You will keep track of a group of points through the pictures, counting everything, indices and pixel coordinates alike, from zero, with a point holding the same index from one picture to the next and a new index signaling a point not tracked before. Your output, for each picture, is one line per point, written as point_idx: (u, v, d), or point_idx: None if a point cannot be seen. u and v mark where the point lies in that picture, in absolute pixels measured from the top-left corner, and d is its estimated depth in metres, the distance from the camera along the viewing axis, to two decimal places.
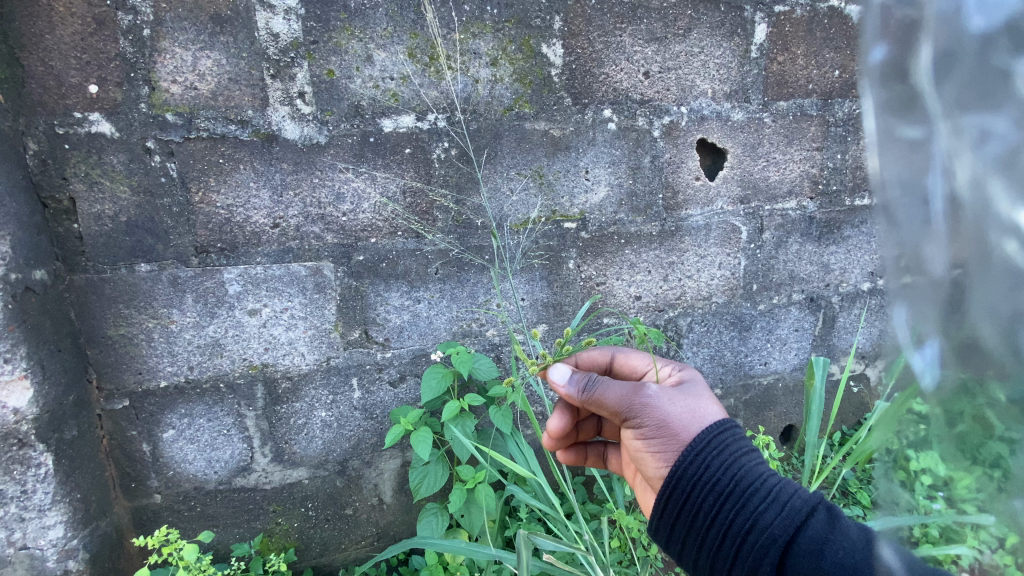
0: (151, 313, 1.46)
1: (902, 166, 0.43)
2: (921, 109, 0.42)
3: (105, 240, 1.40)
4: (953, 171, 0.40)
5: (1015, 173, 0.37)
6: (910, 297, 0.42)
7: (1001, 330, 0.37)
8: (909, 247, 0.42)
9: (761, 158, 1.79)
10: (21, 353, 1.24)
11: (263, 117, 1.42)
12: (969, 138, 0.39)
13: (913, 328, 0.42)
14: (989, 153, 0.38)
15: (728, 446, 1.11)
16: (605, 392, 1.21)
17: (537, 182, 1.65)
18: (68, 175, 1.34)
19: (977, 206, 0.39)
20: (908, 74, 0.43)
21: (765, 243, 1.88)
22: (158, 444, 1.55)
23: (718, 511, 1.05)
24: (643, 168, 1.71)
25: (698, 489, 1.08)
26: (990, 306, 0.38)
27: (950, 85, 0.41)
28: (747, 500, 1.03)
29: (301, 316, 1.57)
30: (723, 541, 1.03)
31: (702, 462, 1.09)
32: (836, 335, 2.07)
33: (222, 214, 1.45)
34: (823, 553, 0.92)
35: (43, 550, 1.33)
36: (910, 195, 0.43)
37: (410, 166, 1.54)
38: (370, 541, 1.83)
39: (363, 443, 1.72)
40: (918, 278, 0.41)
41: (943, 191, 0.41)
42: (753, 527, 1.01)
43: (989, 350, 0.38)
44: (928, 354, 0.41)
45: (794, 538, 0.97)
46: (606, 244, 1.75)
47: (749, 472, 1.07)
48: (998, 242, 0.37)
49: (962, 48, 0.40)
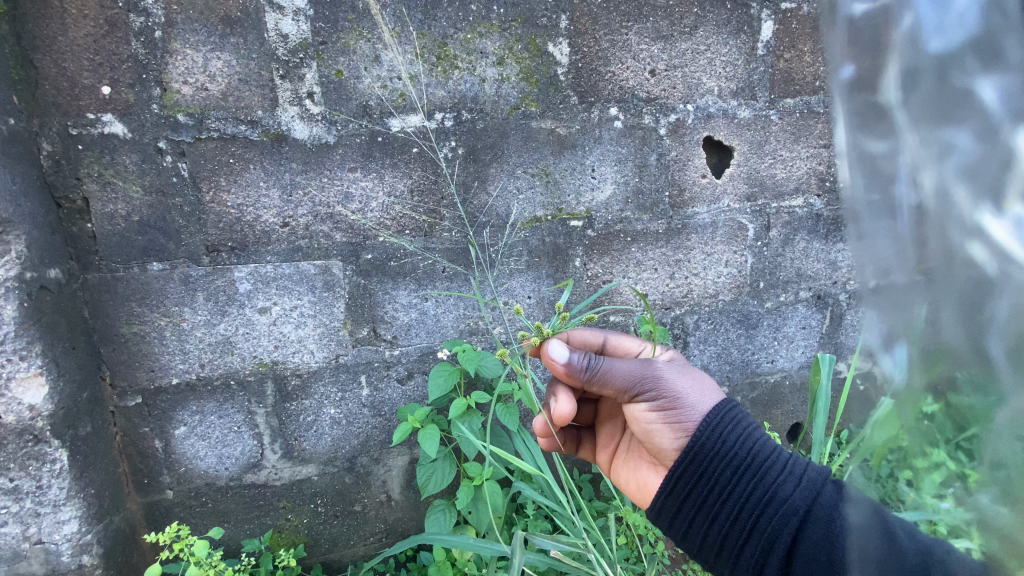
0: (163, 311, 1.48)
1: (871, 177, 0.43)
2: (889, 123, 0.41)
3: (118, 239, 1.42)
4: (918, 181, 0.39)
5: (979, 180, 0.35)
6: (880, 302, 0.42)
7: (972, 338, 0.36)
8: (880, 257, 0.42)
9: (768, 155, 1.79)
10: (35, 350, 1.26)
11: (273, 118, 1.43)
12: (932, 152, 0.38)
13: (887, 334, 0.41)
14: (954, 164, 0.37)
15: (740, 421, 1.15)
16: (612, 370, 1.17)
17: (544, 180, 1.66)
18: (82, 176, 1.36)
19: (941, 216, 0.38)
20: (876, 92, 0.42)
21: (772, 240, 1.88)
22: (170, 441, 1.57)
23: (735, 485, 1.09)
24: (649, 166, 1.71)
25: (715, 464, 1.10)
26: (964, 315, 0.36)
27: (914, 101, 0.39)
28: (763, 474, 1.08)
29: (310, 314, 1.58)
30: (739, 514, 1.07)
31: (719, 437, 1.12)
32: (843, 332, 2.06)
33: (233, 213, 1.46)
34: (834, 520, 0.96)
35: (57, 545, 1.35)
36: (880, 205, 0.42)
37: (418, 166, 1.56)
38: (378, 537, 1.85)
39: (371, 441, 1.74)
40: (888, 287, 0.41)
41: (910, 200, 0.40)
42: (772, 499, 1.05)
43: (961, 354, 0.36)
44: (897, 358, 0.40)
45: (811, 509, 1.01)
46: (612, 242, 1.75)
47: (764, 445, 1.12)
48: (962, 250, 0.36)
49: (922, 67, 0.39)
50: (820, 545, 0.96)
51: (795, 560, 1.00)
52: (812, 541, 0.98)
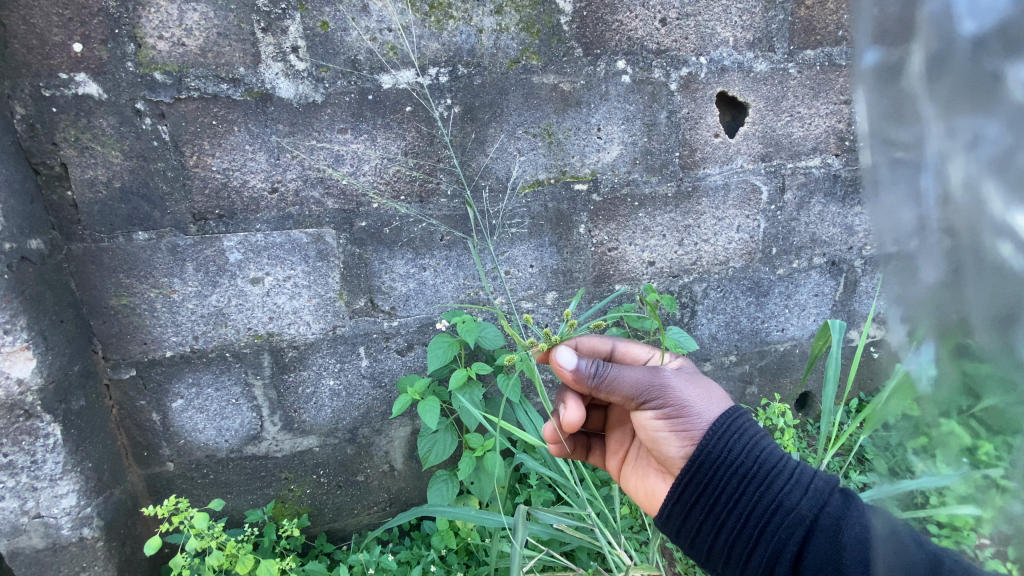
0: (152, 282, 1.43)
1: (896, 168, 0.40)
2: (914, 112, 0.38)
3: (100, 207, 1.35)
4: (945, 173, 0.36)
5: (1010, 173, 0.33)
6: (905, 304, 0.39)
7: (1001, 339, 0.33)
8: (900, 249, 0.39)
9: (785, 112, 1.68)
10: (20, 324, 1.22)
11: (256, 75, 1.34)
12: (962, 142, 0.35)
13: (910, 331, 0.38)
14: (983, 155, 0.34)
15: (747, 430, 1.09)
16: (619, 377, 1.12)
17: (546, 141, 1.56)
18: (58, 141, 1.28)
19: (968, 210, 0.35)
20: (900, 78, 0.39)
21: (786, 204, 1.79)
22: (167, 413, 1.55)
23: (742, 494, 1.04)
24: (659, 124, 1.61)
25: (722, 473, 1.06)
26: (993, 314, 0.33)
27: (942, 88, 0.37)
28: (770, 483, 1.03)
29: (304, 284, 1.53)
30: (746, 524, 1.03)
31: (726, 446, 1.07)
32: (857, 300, 1.99)
33: (219, 178, 1.39)
34: (842, 530, 0.92)
35: (57, 518, 1.35)
36: (904, 196, 0.39)
37: (411, 126, 1.47)
38: (382, 507, 1.85)
39: (372, 412, 1.71)
40: (914, 288, 0.38)
41: (935, 192, 0.37)
42: (779, 508, 1.00)
43: (987, 355, 0.33)
44: (924, 356, 0.37)
45: (817, 518, 0.96)
46: (618, 207, 1.67)
47: (770, 453, 1.06)
48: (993, 246, 0.34)
49: (951, 51, 0.36)
50: (828, 555, 0.92)
51: (802, 569, 0.96)
52: (820, 550, 0.93)
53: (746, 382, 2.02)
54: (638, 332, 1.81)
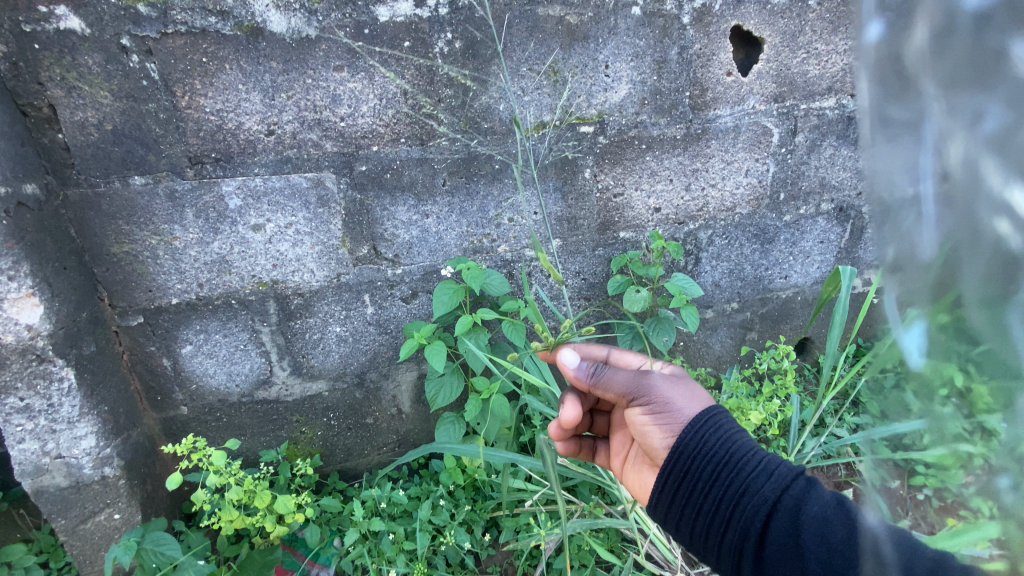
0: (152, 229, 1.41)
1: (897, 148, 0.39)
2: (916, 89, 0.38)
3: (93, 151, 1.32)
4: (944, 151, 0.35)
5: (1009, 150, 0.32)
6: (902, 284, 0.38)
7: (990, 313, 0.31)
8: (899, 228, 0.38)
9: (801, 49, 1.61)
10: (24, 270, 1.22)
11: (245, 7, 1.27)
12: (963, 119, 0.34)
13: (905, 308, 0.37)
14: (985, 130, 0.33)
15: (721, 421, 1.09)
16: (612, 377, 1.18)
17: (551, 79, 1.50)
18: (44, 80, 1.23)
19: (967, 186, 0.34)
20: (903, 58, 0.38)
21: (797, 147, 1.74)
22: (178, 359, 1.57)
23: (715, 481, 1.02)
24: (669, 62, 1.54)
25: (698, 460, 1.05)
26: (984, 289, 0.32)
27: (943, 65, 0.36)
28: (741, 469, 1.02)
29: (306, 231, 1.51)
30: (718, 507, 1.01)
31: (700, 436, 1.06)
32: (863, 247, 1.97)
33: (213, 120, 1.34)
34: (804, 511, 0.92)
35: (78, 458, 1.40)
36: (905, 176, 0.38)
37: (410, 63, 1.40)
38: (391, 447, 1.91)
39: (379, 357, 1.74)
40: (911, 266, 0.37)
41: (934, 169, 0.36)
42: (747, 492, 0.99)
43: (976, 330, 0.32)
44: (913, 332, 0.35)
45: (782, 500, 0.96)
46: (625, 150, 1.62)
47: (742, 443, 1.05)
48: (989, 222, 0.33)
49: (954, 27, 0.35)
50: (791, 534, 0.92)
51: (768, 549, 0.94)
52: (784, 530, 0.93)
53: (748, 329, 2.04)
54: (642, 280, 1.81)
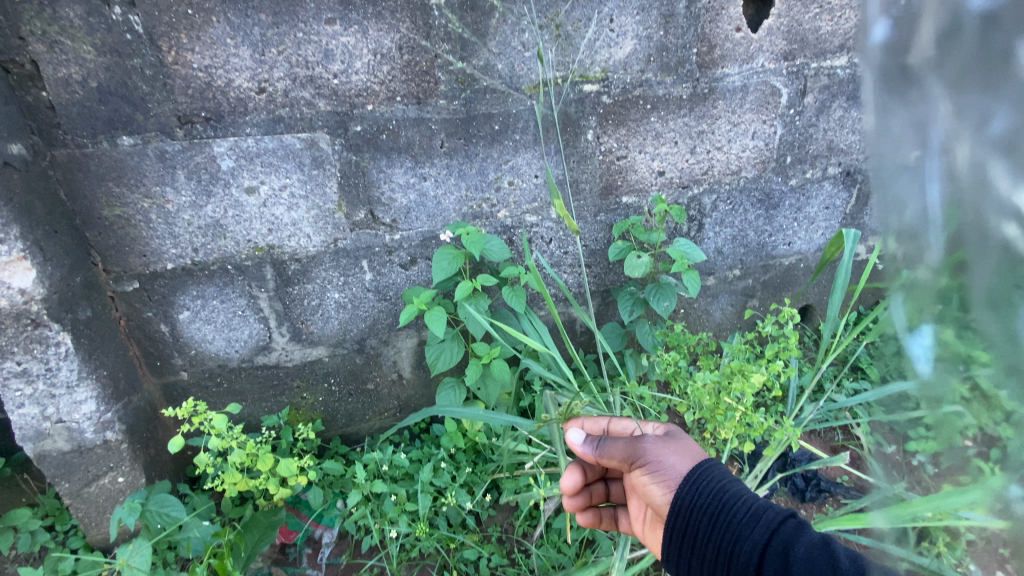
0: (144, 192, 1.38)
1: (900, 152, 0.36)
2: (920, 90, 0.34)
3: (78, 109, 1.27)
4: (950, 152, 0.32)
5: (1018, 153, 0.29)
6: (909, 293, 0.35)
7: (1000, 321, 0.29)
8: (905, 233, 0.35)
9: (814, 2, 1.54)
10: (13, 233, 1.19)
11: None
12: (968, 121, 0.31)
13: (910, 315, 0.34)
14: (992, 131, 0.30)
15: (710, 470, 1.03)
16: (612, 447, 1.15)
17: (553, 34, 1.44)
18: (24, 33, 1.17)
19: (971, 190, 0.31)
20: (907, 55, 0.35)
21: (806, 108, 1.69)
22: (176, 325, 1.56)
23: (709, 534, 0.97)
24: (677, 15, 1.48)
25: (688, 513, 1.00)
26: (993, 299, 0.29)
27: (948, 67, 0.33)
28: (730, 517, 0.96)
29: (301, 195, 1.48)
30: (715, 561, 0.95)
31: (688, 488, 1.02)
32: (868, 213, 1.94)
33: (201, 77, 1.29)
34: (792, 553, 0.86)
35: (79, 423, 1.40)
36: (909, 179, 0.35)
37: (406, 15, 1.34)
38: (392, 413, 1.92)
39: (379, 323, 1.73)
40: (917, 275, 0.34)
41: (940, 171, 0.33)
42: (738, 541, 0.93)
43: (987, 335, 0.30)
44: (920, 339, 0.34)
45: (771, 543, 0.89)
46: (629, 111, 1.57)
47: (732, 489, 1.00)
48: (997, 225, 0.29)
49: (960, 27, 0.32)
50: None
51: None
52: None
53: (749, 296, 2.03)
54: (644, 245, 1.78)
